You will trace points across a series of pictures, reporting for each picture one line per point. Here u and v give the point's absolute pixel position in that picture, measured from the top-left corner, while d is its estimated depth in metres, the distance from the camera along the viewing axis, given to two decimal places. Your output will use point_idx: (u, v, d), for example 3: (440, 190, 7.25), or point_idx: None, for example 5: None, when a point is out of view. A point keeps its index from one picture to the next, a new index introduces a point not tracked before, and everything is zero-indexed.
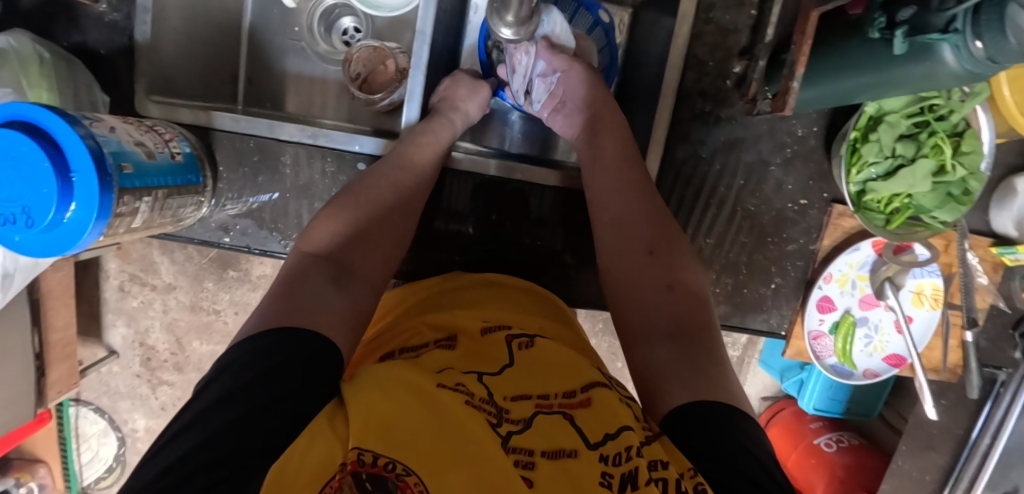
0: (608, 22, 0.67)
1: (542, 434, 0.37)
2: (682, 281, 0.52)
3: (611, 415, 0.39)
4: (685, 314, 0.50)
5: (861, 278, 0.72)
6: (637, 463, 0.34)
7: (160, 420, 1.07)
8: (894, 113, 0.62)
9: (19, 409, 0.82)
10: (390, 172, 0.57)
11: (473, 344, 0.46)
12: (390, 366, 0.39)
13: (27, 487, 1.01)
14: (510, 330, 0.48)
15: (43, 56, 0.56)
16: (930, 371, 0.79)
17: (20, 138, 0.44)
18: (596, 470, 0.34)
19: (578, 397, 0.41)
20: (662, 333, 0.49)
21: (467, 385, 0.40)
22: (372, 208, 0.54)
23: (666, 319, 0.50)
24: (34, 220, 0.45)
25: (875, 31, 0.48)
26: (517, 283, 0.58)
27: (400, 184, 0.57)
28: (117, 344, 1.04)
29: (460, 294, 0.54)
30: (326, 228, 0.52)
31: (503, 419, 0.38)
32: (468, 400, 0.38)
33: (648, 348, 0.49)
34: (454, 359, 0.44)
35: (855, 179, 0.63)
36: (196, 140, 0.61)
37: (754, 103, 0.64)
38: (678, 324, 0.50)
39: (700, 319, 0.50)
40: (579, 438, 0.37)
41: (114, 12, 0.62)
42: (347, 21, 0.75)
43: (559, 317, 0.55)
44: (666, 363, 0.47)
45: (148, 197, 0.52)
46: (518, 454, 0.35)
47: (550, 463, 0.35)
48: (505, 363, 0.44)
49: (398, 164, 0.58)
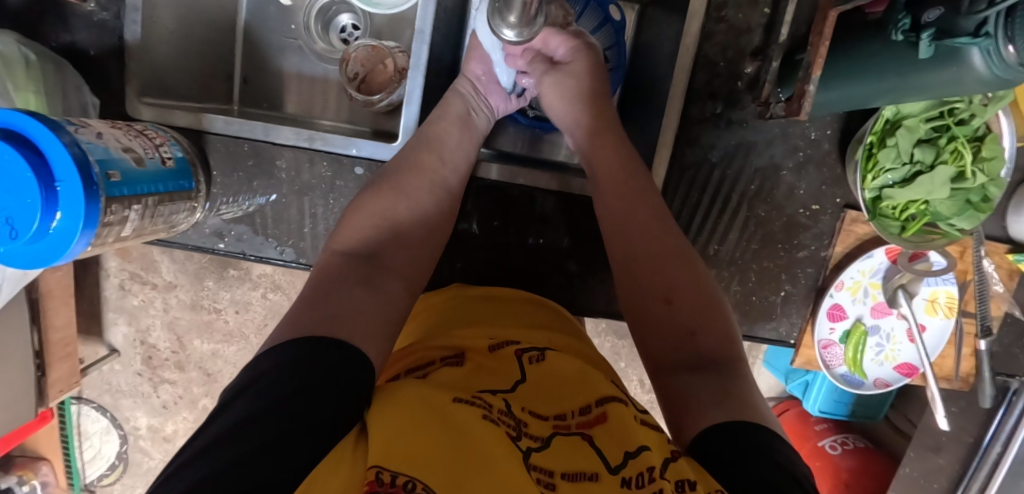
0: (619, 20, 0.64)
1: (560, 454, 0.35)
2: (704, 309, 0.49)
3: (632, 432, 0.36)
4: (709, 345, 0.47)
5: (873, 285, 0.70)
6: (661, 485, 0.31)
7: (162, 418, 1.07)
8: (912, 117, 0.59)
9: (20, 410, 0.82)
10: (416, 159, 0.56)
11: (483, 358, 0.45)
12: (403, 386, 0.38)
13: (30, 484, 1.01)
14: (519, 345, 0.47)
15: (29, 58, 0.55)
16: (941, 380, 0.77)
17: (2, 147, 0.42)
18: (620, 491, 0.32)
19: (595, 414, 0.39)
20: (687, 362, 0.46)
21: (480, 399, 0.38)
22: (397, 196, 0.54)
23: (689, 350, 0.47)
24: (18, 231, 0.43)
25: (900, 33, 0.46)
26: (528, 298, 0.56)
27: (426, 169, 0.56)
28: (119, 343, 1.03)
29: (470, 309, 0.53)
30: (356, 227, 0.51)
31: (522, 433, 0.36)
32: (484, 415, 0.36)
33: (674, 378, 0.46)
34: (465, 373, 0.42)
35: (870, 185, 0.61)
36: (189, 144, 0.60)
37: (766, 106, 0.62)
38: (704, 353, 0.47)
39: (728, 347, 0.48)
40: (600, 460, 0.34)
41: (104, 11, 0.60)
42: (345, 18, 0.73)
43: (573, 333, 0.53)
44: (697, 389, 0.44)
45: (138, 204, 0.50)
46: (539, 472, 0.32)
47: (572, 485, 0.32)
48: (517, 380, 0.42)
49: (421, 151, 0.57)
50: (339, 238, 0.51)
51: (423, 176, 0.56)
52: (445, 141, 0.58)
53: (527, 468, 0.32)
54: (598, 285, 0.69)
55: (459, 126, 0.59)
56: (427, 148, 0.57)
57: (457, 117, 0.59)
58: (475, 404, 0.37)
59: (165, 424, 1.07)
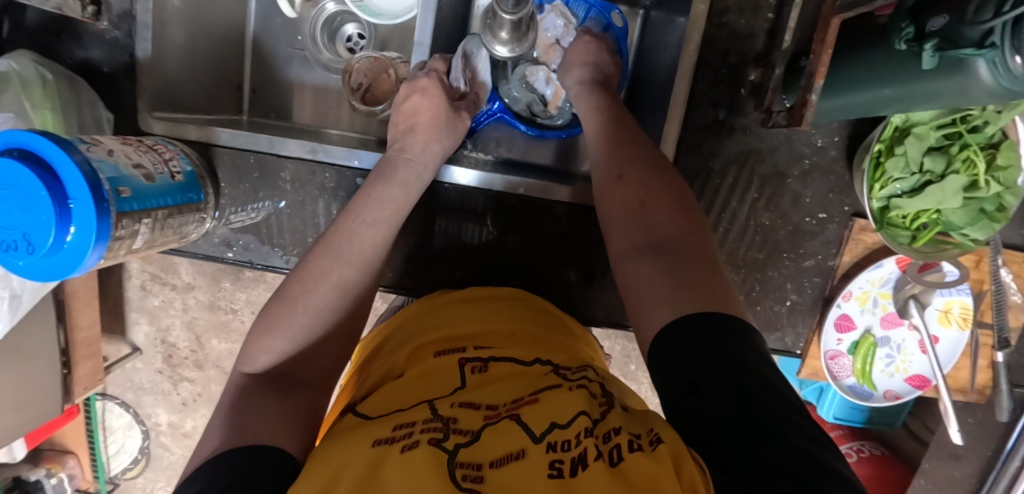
0: (620, 25, 0.65)
1: (489, 442, 0.35)
2: (652, 186, 0.47)
3: (558, 408, 0.37)
4: (660, 219, 0.45)
5: (883, 295, 0.69)
6: (586, 446, 0.33)
7: (182, 415, 1.10)
8: (922, 124, 0.57)
9: (46, 408, 0.85)
10: (336, 267, 0.49)
11: (422, 370, 0.45)
12: (333, 441, 0.37)
13: (58, 477, 1.05)
14: (464, 353, 0.46)
15: (45, 77, 0.57)
16: (955, 392, 0.74)
17: (16, 167, 0.44)
18: (545, 462, 0.33)
19: (525, 399, 0.39)
20: (641, 246, 0.44)
21: (408, 418, 0.38)
22: (315, 310, 0.48)
23: (645, 230, 0.45)
24: (35, 246, 0.45)
25: (902, 42, 0.45)
26: (484, 294, 0.56)
27: (350, 281, 0.50)
28: (140, 341, 1.06)
29: (420, 322, 0.53)
30: (267, 345, 0.46)
31: (450, 431, 0.36)
32: (412, 432, 0.36)
33: (631, 266, 0.44)
34: (403, 394, 0.42)
35: (878, 194, 0.60)
36: (197, 157, 0.61)
37: (769, 114, 0.61)
38: (656, 232, 0.44)
39: (678, 220, 0.45)
40: (526, 436, 0.35)
41: (115, 29, 0.62)
42: (350, 28, 0.74)
43: (529, 319, 0.53)
44: (648, 278, 0.42)
45: (148, 218, 0.52)
46: (466, 469, 0.33)
47: (498, 472, 0.32)
48: (456, 386, 0.42)
49: (343, 258, 0.50)
50: (248, 357, 0.46)
51: (345, 292, 0.49)
52: (372, 254, 0.52)
53: (450, 469, 0.32)
54: (600, 293, 0.69)
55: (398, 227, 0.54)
56: (348, 259, 0.50)
57: (399, 222, 0.54)
58: (399, 429, 0.37)
59: (185, 420, 1.11)
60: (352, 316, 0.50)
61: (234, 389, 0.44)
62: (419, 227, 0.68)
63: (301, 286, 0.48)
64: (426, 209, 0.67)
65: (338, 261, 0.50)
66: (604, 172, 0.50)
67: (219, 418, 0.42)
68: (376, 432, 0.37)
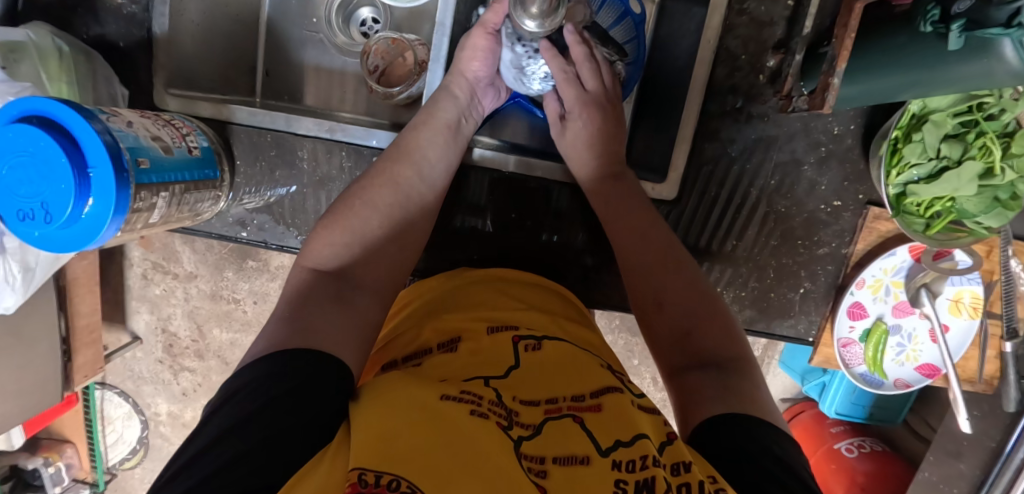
0: (638, 12, 0.62)
1: (552, 440, 0.36)
2: (701, 302, 0.49)
3: (624, 424, 0.36)
4: (707, 342, 0.47)
5: (895, 284, 0.69)
6: (653, 471, 0.32)
7: (182, 405, 1.09)
8: (940, 111, 0.58)
9: (48, 393, 0.84)
10: (392, 165, 0.54)
11: (479, 344, 0.45)
12: (393, 379, 0.38)
13: (56, 466, 1.05)
14: (518, 331, 0.47)
15: (62, 50, 0.56)
16: (964, 383, 0.75)
17: (37, 134, 0.43)
18: (610, 479, 0.32)
19: (587, 402, 0.39)
20: (692, 363, 0.46)
21: (471, 389, 0.39)
22: (351, 235, 0.50)
23: (692, 352, 0.47)
24: (52, 215, 0.45)
25: (928, 25, 0.44)
26: (534, 280, 0.57)
27: (401, 177, 0.54)
28: (141, 330, 1.05)
29: (470, 293, 0.53)
30: (328, 239, 0.49)
31: (514, 422, 0.37)
32: (475, 407, 0.36)
33: (679, 379, 0.46)
34: (460, 362, 0.43)
35: (895, 180, 0.61)
36: (214, 134, 0.61)
37: (788, 100, 0.61)
38: (708, 352, 0.46)
39: (728, 345, 0.47)
40: (591, 444, 0.35)
41: (133, 4, 0.61)
42: (365, 12, 0.73)
43: (576, 318, 0.53)
44: (702, 388, 0.44)
45: (165, 192, 0.52)
46: (530, 461, 0.33)
47: (561, 471, 0.33)
48: (511, 366, 0.43)
49: (395, 158, 0.55)
50: (311, 251, 0.49)
51: (397, 187, 0.53)
52: (419, 153, 0.55)
53: (516, 457, 0.33)
54: (614, 280, 0.69)
55: (443, 130, 0.57)
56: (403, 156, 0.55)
57: (441, 124, 0.57)
58: (464, 393, 0.37)
59: (185, 411, 1.09)
60: (406, 230, 0.53)
61: (299, 281, 0.46)
62: None
63: (359, 190, 0.53)
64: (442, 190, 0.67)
65: (390, 162, 0.54)
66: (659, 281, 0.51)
67: (283, 305, 0.44)
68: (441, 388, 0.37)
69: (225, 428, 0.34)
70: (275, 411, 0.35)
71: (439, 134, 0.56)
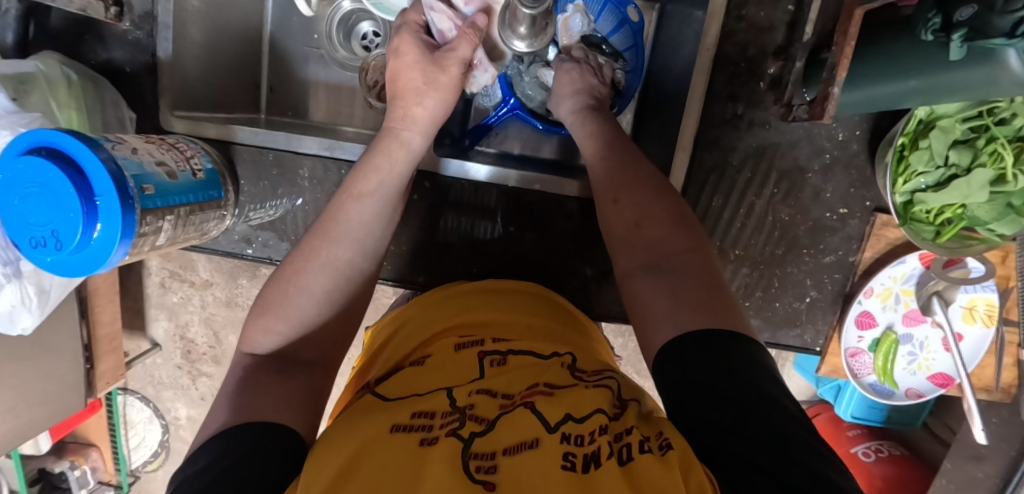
0: (637, 20, 0.64)
1: (503, 426, 0.35)
2: (660, 205, 0.46)
3: (574, 402, 0.37)
4: (662, 237, 0.45)
5: (906, 292, 0.68)
6: (599, 444, 0.33)
7: (201, 409, 1.12)
8: (947, 117, 0.56)
9: (72, 402, 0.87)
10: (325, 246, 0.50)
11: (441, 360, 0.45)
12: (348, 421, 0.38)
13: (82, 469, 1.09)
14: (484, 346, 0.46)
15: (70, 78, 0.58)
16: (979, 391, 0.73)
17: (45, 165, 0.45)
18: (559, 452, 0.32)
19: (539, 389, 0.39)
20: (643, 265, 0.44)
21: (426, 406, 0.38)
22: (316, 278, 0.49)
23: (649, 249, 0.44)
24: (63, 242, 0.46)
25: (929, 33, 0.44)
26: (505, 286, 0.57)
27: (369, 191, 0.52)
28: (160, 337, 1.08)
29: (429, 312, 0.53)
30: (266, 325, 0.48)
31: (466, 417, 0.36)
32: (428, 426, 0.36)
33: (636, 282, 0.44)
34: (420, 379, 0.43)
35: (902, 189, 0.59)
36: (218, 155, 0.62)
37: (789, 108, 0.60)
38: (663, 250, 0.44)
39: (679, 236, 0.44)
40: (540, 424, 0.35)
41: (137, 29, 0.62)
42: (366, 26, 0.74)
43: (551, 316, 0.53)
44: (654, 296, 0.42)
45: (171, 215, 0.53)
46: (479, 455, 0.33)
47: (510, 456, 0.32)
48: (472, 374, 0.43)
49: (331, 235, 0.50)
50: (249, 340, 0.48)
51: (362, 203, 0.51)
52: (377, 211, 0.52)
53: (465, 455, 0.32)
54: (617, 289, 0.69)
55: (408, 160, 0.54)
56: (365, 175, 0.52)
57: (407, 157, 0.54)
58: (417, 417, 0.37)
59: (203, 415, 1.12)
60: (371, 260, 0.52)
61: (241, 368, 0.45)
62: (436, 222, 0.68)
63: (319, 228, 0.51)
64: (441, 203, 0.68)
65: (334, 236, 0.50)
66: (607, 184, 0.49)
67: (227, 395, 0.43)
68: (394, 418, 0.37)
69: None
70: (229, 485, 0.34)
71: (385, 203, 0.52)
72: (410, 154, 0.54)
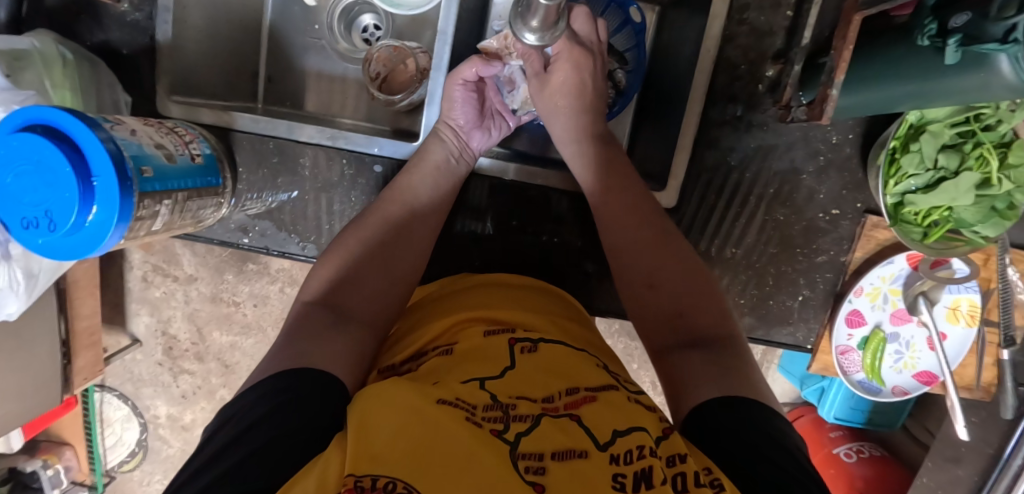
0: (639, 20, 0.64)
1: (549, 432, 0.35)
2: (692, 289, 0.53)
3: (621, 417, 0.37)
4: (699, 321, 0.51)
5: (893, 292, 0.70)
6: (650, 462, 0.33)
7: (182, 407, 1.09)
8: (937, 122, 0.58)
9: (48, 396, 0.84)
10: (367, 229, 0.56)
11: (472, 346, 0.45)
12: (386, 384, 0.37)
13: (55, 468, 1.05)
14: (514, 334, 0.46)
15: (65, 57, 0.56)
16: (962, 390, 0.76)
17: (42, 142, 0.44)
18: (608, 473, 0.32)
19: (582, 395, 0.39)
20: (685, 342, 0.49)
21: (466, 395, 0.37)
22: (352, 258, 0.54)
23: (683, 332, 0.50)
24: (57, 223, 0.45)
25: (925, 38, 0.45)
26: (527, 283, 0.57)
27: (435, 161, 0.60)
28: (141, 333, 1.05)
29: (453, 301, 0.53)
30: (323, 274, 0.53)
31: (510, 420, 0.36)
32: (469, 415, 0.35)
33: (673, 358, 0.49)
34: (453, 367, 0.42)
35: (893, 190, 0.61)
36: (216, 141, 0.61)
37: (788, 110, 0.62)
38: (696, 332, 0.50)
39: (710, 313, 0.51)
40: (589, 439, 0.35)
41: (136, 11, 0.61)
42: (367, 18, 0.74)
43: (572, 316, 0.54)
44: (695, 368, 0.46)
45: (168, 200, 0.52)
46: (528, 460, 0.32)
47: (561, 466, 0.32)
48: (506, 365, 0.42)
49: (375, 223, 0.56)
50: (308, 288, 0.52)
51: (426, 170, 0.59)
52: (420, 185, 0.59)
53: (513, 458, 0.32)
54: (615, 286, 0.69)
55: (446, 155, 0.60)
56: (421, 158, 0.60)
57: (432, 165, 0.60)
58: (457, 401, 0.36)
59: (184, 413, 1.10)
60: (392, 252, 0.55)
61: (296, 317, 0.48)
62: None
63: (354, 226, 0.56)
64: None
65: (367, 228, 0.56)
66: (641, 267, 0.54)
67: (281, 337, 0.46)
68: (435, 394, 0.36)
69: (232, 438, 0.36)
70: (280, 413, 0.37)
71: (430, 175, 0.59)
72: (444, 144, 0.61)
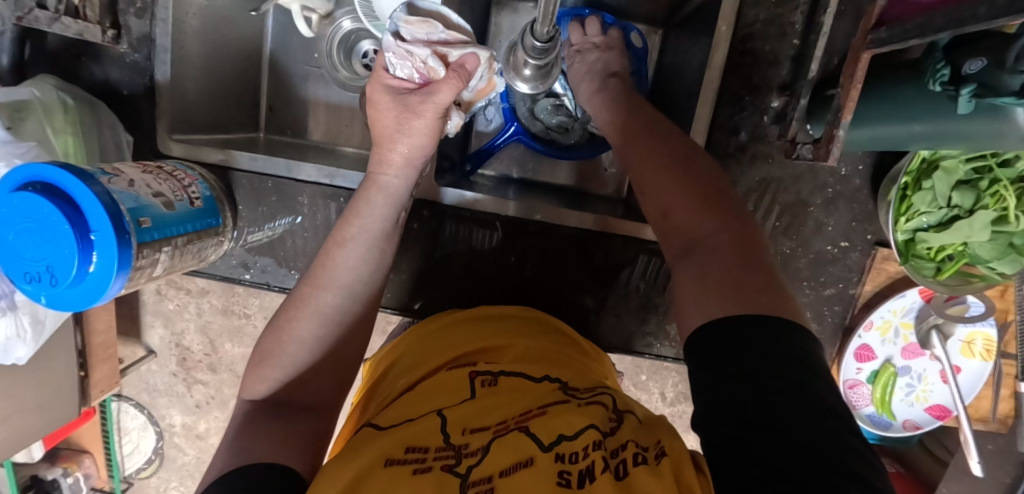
0: (641, 46, 0.65)
1: (498, 455, 0.36)
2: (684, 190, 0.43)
3: (568, 419, 0.37)
4: (701, 225, 0.41)
5: (905, 325, 0.68)
6: (593, 458, 0.34)
7: (196, 416, 1.11)
8: (951, 157, 0.56)
9: (65, 411, 0.85)
10: (314, 293, 0.50)
11: (433, 385, 0.45)
12: (340, 459, 0.38)
13: (74, 476, 1.08)
14: (476, 367, 0.47)
15: (66, 103, 0.57)
16: (975, 422, 0.73)
17: (40, 201, 0.44)
18: (553, 470, 0.34)
19: (534, 412, 0.39)
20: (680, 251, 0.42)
21: (420, 440, 0.38)
22: (318, 320, 0.50)
23: (685, 234, 0.42)
24: (58, 277, 0.45)
25: (936, 84, 0.43)
26: (500, 311, 0.57)
27: (377, 213, 0.53)
28: (155, 344, 1.07)
29: (426, 342, 0.54)
30: (263, 374, 0.48)
31: (462, 455, 0.36)
32: (420, 463, 0.36)
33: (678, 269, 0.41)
34: (415, 406, 0.43)
35: (904, 226, 0.59)
36: (217, 180, 0.62)
37: (793, 144, 0.59)
38: (698, 237, 0.41)
39: (704, 221, 0.41)
40: (533, 446, 0.36)
41: (135, 52, 0.62)
42: (366, 44, 0.72)
43: (546, 336, 0.54)
44: (697, 277, 0.39)
45: (168, 247, 0.52)
46: (477, 487, 0.33)
47: (507, 483, 0.33)
48: (466, 397, 0.43)
49: (319, 282, 0.51)
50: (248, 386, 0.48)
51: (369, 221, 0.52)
52: (371, 236, 0.52)
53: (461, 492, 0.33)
54: (617, 318, 0.69)
55: (375, 239, 0.52)
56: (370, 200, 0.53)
57: (377, 230, 0.53)
58: (410, 452, 0.37)
59: (198, 422, 1.12)
60: (358, 318, 0.52)
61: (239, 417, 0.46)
62: (435, 250, 0.68)
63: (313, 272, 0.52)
64: (440, 226, 0.67)
65: (315, 286, 0.51)
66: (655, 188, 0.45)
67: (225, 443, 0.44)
68: (388, 452, 0.37)
69: None
70: None
71: (370, 247, 0.52)
72: (389, 196, 0.53)
